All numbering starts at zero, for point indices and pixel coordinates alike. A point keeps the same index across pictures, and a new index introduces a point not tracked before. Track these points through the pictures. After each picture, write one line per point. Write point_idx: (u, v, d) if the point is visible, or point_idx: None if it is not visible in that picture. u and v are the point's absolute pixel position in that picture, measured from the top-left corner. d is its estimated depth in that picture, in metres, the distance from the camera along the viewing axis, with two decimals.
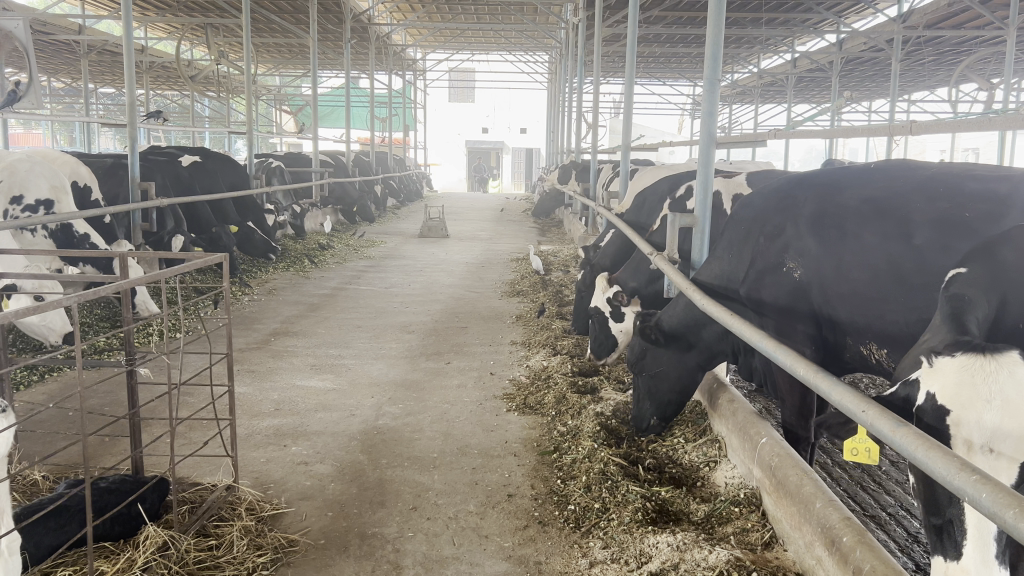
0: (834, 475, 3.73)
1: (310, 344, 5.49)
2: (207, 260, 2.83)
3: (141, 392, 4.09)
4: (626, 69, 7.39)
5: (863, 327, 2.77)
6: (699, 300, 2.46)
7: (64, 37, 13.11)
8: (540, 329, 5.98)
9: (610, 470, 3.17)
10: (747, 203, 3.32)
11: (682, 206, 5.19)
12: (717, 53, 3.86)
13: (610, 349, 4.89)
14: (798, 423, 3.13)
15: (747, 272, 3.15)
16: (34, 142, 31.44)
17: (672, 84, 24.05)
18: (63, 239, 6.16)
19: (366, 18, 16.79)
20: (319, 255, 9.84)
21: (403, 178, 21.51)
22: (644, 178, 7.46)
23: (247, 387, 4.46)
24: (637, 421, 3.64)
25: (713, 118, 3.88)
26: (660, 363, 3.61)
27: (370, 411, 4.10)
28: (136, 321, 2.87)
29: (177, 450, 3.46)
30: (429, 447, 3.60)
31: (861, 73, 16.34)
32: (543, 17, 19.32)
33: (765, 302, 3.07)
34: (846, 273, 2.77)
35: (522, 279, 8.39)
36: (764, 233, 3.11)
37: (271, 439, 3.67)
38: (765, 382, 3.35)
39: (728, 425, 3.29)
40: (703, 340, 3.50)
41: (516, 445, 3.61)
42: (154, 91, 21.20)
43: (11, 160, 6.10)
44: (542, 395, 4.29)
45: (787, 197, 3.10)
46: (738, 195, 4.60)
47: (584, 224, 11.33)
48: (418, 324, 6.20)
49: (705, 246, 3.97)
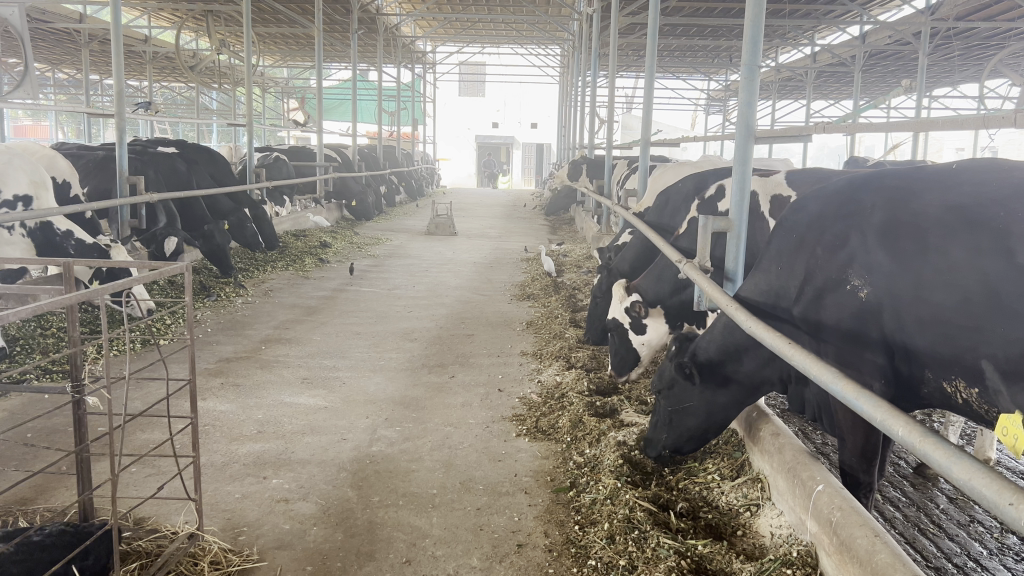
0: (886, 515, 3.27)
1: (303, 353, 5.06)
2: (166, 270, 2.41)
3: (104, 417, 3.68)
4: (647, 60, 6.87)
5: (947, 359, 2.33)
6: (763, 332, 2.04)
7: (63, 26, 12.65)
8: (552, 338, 5.54)
9: (637, 517, 2.72)
10: (799, 206, 2.89)
11: (712, 207, 4.69)
12: (757, 35, 3.39)
13: (632, 365, 4.47)
14: (859, 466, 2.67)
15: (802, 289, 2.73)
16: (41, 134, 30.95)
17: (688, 80, 23.53)
18: (42, 238, 5.81)
19: (374, 7, 16.37)
20: (320, 253, 9.40)
21: (410, 174, 21.03)
22: (666, 176, 7.04)
23: (230, 405, 4.03)
24: (653, 446, 3.23)
25: (752, 111, 3.44)
26: (687, 396, 3.13)
27: (363, 435, 3.66)
28: (84, 342, 2.43)
29: (138, 485, 3.04)
30: (428, 481, 3.16)
31: (883, 68, 15.85)
32: (555, 9, 18.91)
33: (824, 325, 2.64)
34: (928, 294, 2.33)
35: (532, 281, 7.96)
36: (823, 243, 2.69)
37: (249, 470, 3.24)
38: (821, 418, 2.89)
39: (773, 464, 2.83)
40: (744, 370, 3.01)
41: (527, 480, 3.18)
42: (157, 82, 20.70)
43: None
44: (555, 418, 3.85)
45: (851, 203, 2.68)
46: (777, 196, 4.14)
47: (598, 223, 10.85)
48: (421, 330, 5.77)
49: (741, 255, 3.50)
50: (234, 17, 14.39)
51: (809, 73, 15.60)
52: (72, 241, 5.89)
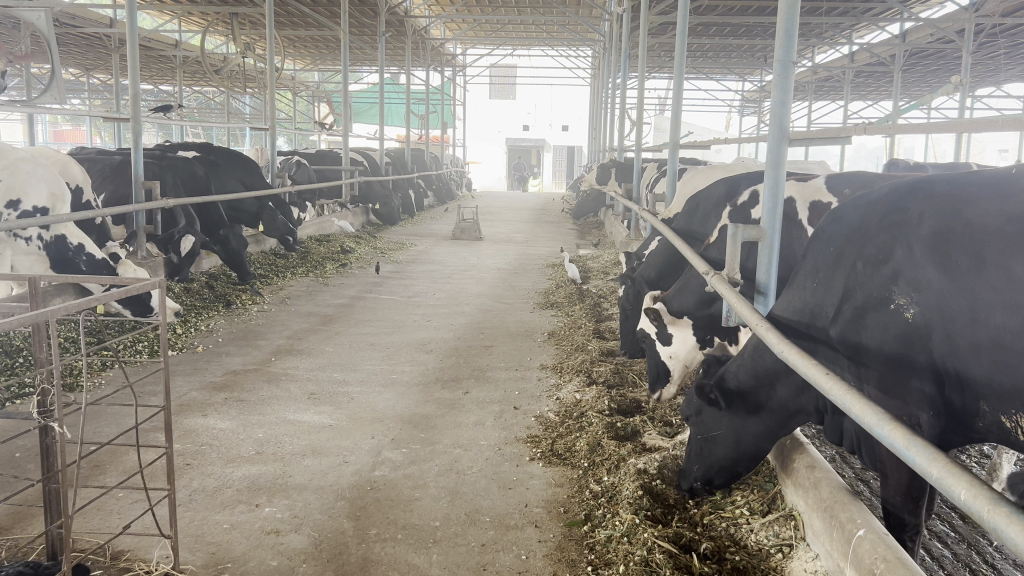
0: (933, 552, 2.97)
1: (313, 366, 4.86)
2: (141, 286, 2.17)
3: (94, 438, 3.48)
4: (677, 58, 6.51)
5: (1007, 391, 2.04)
6: (795, 358, 1.78)
7: (92, 31, 12.62)
8: (574, 350, 5.28)
9: (655, 559, 2.46)
10: (839, 215, 2.61)
11: (745, 214, 4.41)
12: (792, 31, 3.13)
13: (665, 379, 4.24)
14: (904, 507, 2.37)
15: (840, 308, 2.46)
16: (79, 139, 31.34)
17: (722, 81, 23.09)
18: (56, 252, 5.65)
19: (402, 9, 16.19)
20: (342, 259, 9.23)
21: (439, 176, 20.85)
22: (697, 180, 6.74)
23: (230, 423, 3.83)
24: (685, 477, 2.97)
25: (785, 110, 3.18)
26: (717, 424, 2.86)
27: (366, 458, 3.44)
28: (50, 364, 2.17)
29: (120, 511, 2.83)
30: (430, 511, 2.93)
31: (924, 67, 15.36)
32: (586, 11, 18.61)
33: (865, 348, 2.36)
34: (986, 316, 2.04)
35: (556, 288, 7.71)
36: (864, 258, 2.41)
37: (243, 496, 3.03)
38: (859, 450, 2.59)
39: (808, 501, 2.55)
40: (776, 397, 2.71)
41: (537, 512, 2.93)
42: (188, 87, 20.71)
43: (15, 158, 5.62)
44: (572, 440, 3.59)
45: (896, 210, 2.40)
46: (816, 203, 3.85)
47: (627, 228, 10.56)
48: (438, 342, 5.54)
49: (772, 267, 3.25)
50: (260, 19, 14.26)
51: (847, 73, 15.18)
52: (84, 256, 5.69)
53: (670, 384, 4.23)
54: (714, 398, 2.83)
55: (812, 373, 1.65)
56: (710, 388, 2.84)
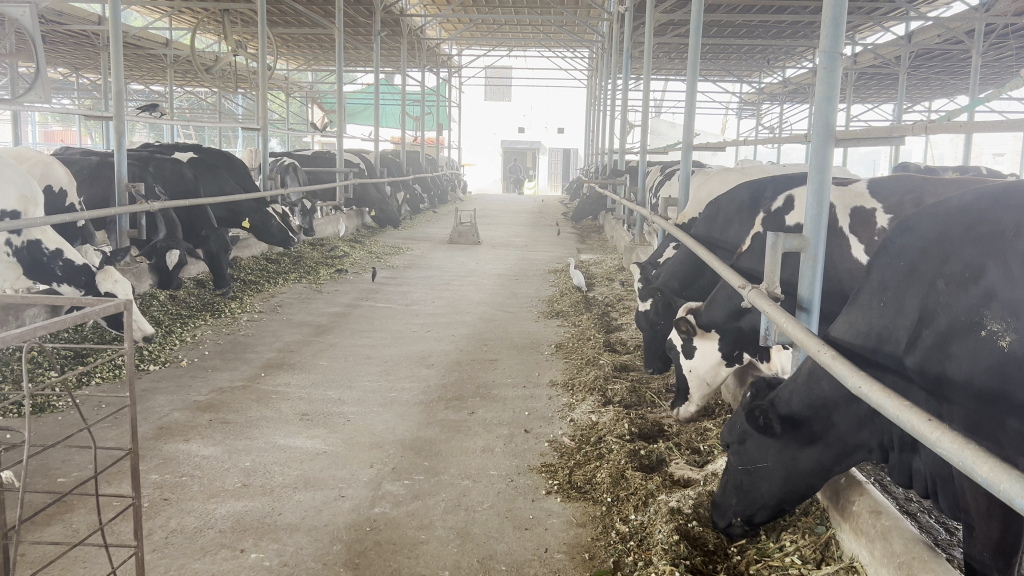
0: None
1: (306, 383, 4.51)
2: (103, 308, 1.81)
3: (57, 475, 3.11)
4: (691, 54, 6.15)
5: None
6: (883, 399, 1.42)
7: (78, 27, 12.18)
8: (585, 364, 4.95)
9: None
10: (911, 225, 2.28)
11: (779, 221, 4.03)
12: (840, 18, 2.77)
13: (684, 396, 3.97)
14: (993, 564, 2.04)
15: (916, 332, 2.13)
16: (68, 140, 30.79)
17: (721, 84, 22.83)
18: (29, 257, 5.28)
19: (398, 8, 15.74)
20: (337, 264, 8.91)
21: (433, 179, 20.54)
22: (709, 184, 6.42)
23: (214, 449, 3.47)
24: (722, 514, 2.65)
25: (832, 108, 2.83)
26: (761, 454, 2.52)
27: (364, 491, 3.09)
28: None
29: (82, 566, 2.46)
30: (439, 558, 2.59)
31: (928, 69, 15.15)
32: (583, 11, 18.27)
33: (949, 380, 2.03)
34: None
35: (561, 295, 7.39)
36: (947, 274, 2.08)
37: (229, 539, 2.69)
38: (934, 493, 2.28)
39: (875, 553, 2.21)
40: (834, 430, 2.38)
41: (559, 559, 2.60)
42: (177, 86, 20.25)
43: None
44: (591, 471, 3.25)
45: (983, 220, 2.07)
46: (858, 209, 3.59)
47: (629, 232, 10.27)
48: (439, 355, 5.20)
49: (818, 279, 2.91)
50: (250, 16, 13.86)
51: (850, 75, 14.92)
52: (60, 262, 5.33)
53: (689, 403, 3.94)
54: (765, 424, 2.46)
55: (911, 416, 1.30)
56: (760, 412, 2.47)
